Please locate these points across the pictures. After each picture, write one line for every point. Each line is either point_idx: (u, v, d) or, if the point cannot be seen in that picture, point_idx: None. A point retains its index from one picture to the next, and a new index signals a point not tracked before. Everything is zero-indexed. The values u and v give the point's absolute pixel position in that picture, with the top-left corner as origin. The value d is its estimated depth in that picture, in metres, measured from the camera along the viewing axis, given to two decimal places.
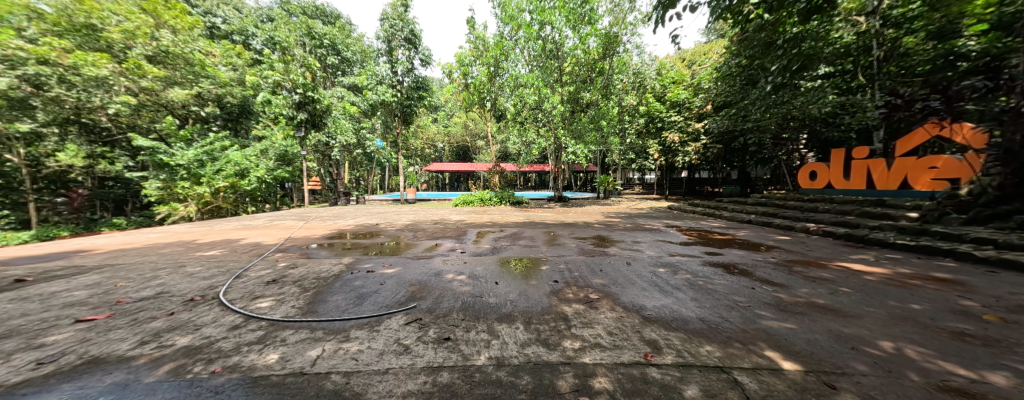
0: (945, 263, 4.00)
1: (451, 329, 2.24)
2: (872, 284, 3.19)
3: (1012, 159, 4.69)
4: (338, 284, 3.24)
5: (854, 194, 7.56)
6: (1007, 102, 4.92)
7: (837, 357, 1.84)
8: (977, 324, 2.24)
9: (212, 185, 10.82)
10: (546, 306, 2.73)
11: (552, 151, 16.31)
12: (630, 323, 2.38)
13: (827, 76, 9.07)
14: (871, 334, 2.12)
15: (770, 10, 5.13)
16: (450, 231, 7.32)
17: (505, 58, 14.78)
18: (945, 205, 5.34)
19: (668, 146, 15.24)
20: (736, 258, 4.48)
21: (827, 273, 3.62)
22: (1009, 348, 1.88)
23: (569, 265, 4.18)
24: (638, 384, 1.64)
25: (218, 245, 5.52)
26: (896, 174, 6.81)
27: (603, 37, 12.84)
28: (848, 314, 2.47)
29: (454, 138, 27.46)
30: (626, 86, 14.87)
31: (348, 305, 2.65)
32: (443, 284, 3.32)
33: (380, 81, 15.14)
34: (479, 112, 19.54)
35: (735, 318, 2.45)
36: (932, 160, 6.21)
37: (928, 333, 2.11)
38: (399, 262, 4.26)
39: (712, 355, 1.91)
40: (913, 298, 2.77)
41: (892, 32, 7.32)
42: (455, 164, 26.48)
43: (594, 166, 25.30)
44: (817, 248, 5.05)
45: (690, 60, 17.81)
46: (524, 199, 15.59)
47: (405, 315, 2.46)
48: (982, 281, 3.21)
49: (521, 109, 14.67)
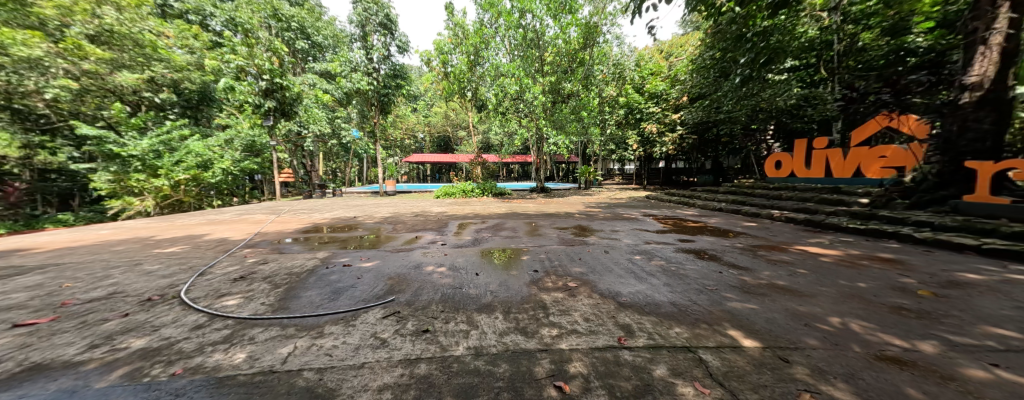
0: (890, 244, 4.38)
1: (429, 320, 2.24)
2: (826, 265, 3.45)
3: (949, 149, 5.20)
4: (312, 279, 3.14)
5: (815, 182, 8.03)
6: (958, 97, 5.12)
7: (791, 333, 1.98)
8: (912, 299, 2.47)
9: (171, 177, 10.13)
10: (525, 294, 2.78)
11: (533, 142, 16.23)
12: (606, 309, 2.46)
13: (792, 69, 9.45)
14: (823, 311, 2.29)
15: (740, 4, 5.36)
16: (432, 222, 7.24)
17: (484, 46, 14.44)
18: (892, 191, 5.70)
19: (646, 137, 15.77)
20: (707, 244, 4.71)
21: (787, 256, 3.88)
22: (938, 320, 2.10)
23: (549, 254, 4.25)
24: (611, 367, 1.70)
25: (179, 241, 5.21)
26: (850, 163, 7.24)
27: (582, 27, 12.95)
28: (803, 293, 2.66)
29: (435, 127, 26.90)
30: (606, 77, 15.11)
31: (323, 300, 2.58)
32: (423, 276, 3.29)
33: (354, 68, 14.59)
34: (460, 102, 19.14)
35: (704, 300, 2.59)
36: (882, 149, 6.67)
37: (872, 308, 2.32)
38: (377, 256, 4.18)
39: (681, 336, 2.01)
40: (861, 277, 3.02)
41: (851, 28, 7.80)
42: (437, 155, 25.94)
43: (575, 156, 25.51)
44: (779, 233, 5.38)
45: (668, 51, 18.24)
46: (506, 190, 15.61)
47: (383, 308, 2.44)
48: (920, 260, 3.54)
49: (502, 99, 14.24)
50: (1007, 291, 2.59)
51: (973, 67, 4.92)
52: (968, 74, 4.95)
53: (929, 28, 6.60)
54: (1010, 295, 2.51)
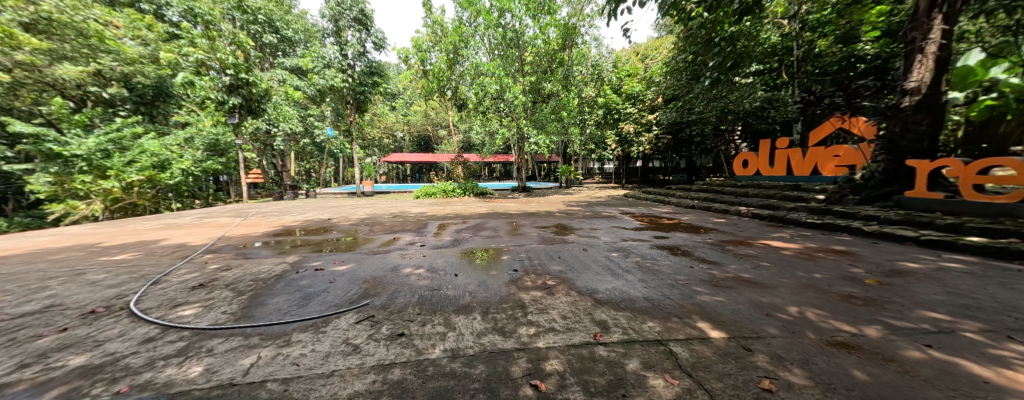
0: (843, 237, 4.72)
1: (405, 323, 2.19)
2: (787, 258, 3.67)
3: (892, 148, 5.65)
4: (280, 285, 3.00)
5: (779, 180, 8.53)
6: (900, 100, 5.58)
7: (754, 323, 2.09)
8: (861, 287, 2.68)
9: (122, 178, 9.35)
10: (504, 294, 2.77)
11: (514, 142, 16.25)
12: (583, 306, 2.50)
13: (757, 72, 9.99)
14: (782, 301, 2.44)
15: (708, 9, 5.64)
16: (411, 223, 7.10)
17: (464, 45, 14.31)
18: (844, 188, 6.12)
19: (624, 137, 16.12)
20: (680, 241, 4.89)
21: (752, 250, 4.10)
22: (882, 306, 2.28)
23: (529, 253, 4.27)
24: (586, 363, 1.72)
25: (131, 248, 4.83)
26: (809, 162, 7.75)
27: (561, 28, 13.09)
28: (766, 285, 2.82)
29: (415, 127, 26.37)
30: (585, 77, 15.37)
31: (292, 306, 2.46)
32: (400, 279, 3.22)
33: (327, 64, 14.06)
34: (440, 100, 18.88)
35: (676, 295, 2.69)
36: (836, 149, 7.17)
37: (826, 297, 2.49)
38: (352, 259, 4.04)
39: (653, 330, 2.08)
40: (817, 268, 3.23)
41: (809, 35, 8.24)
42: (416, 154, 25.46)
43: (556, 156, 25.77)
44: (746, 229, 5.66)
45: (643, 53, 18.77)
46: (488, 190, 15.54)
47: (357, 313, 2.36)
48: (869, 252, 3.84)
49: (483, 98, 14.19)
50: (940, 278, 2.85)
51: (912, 73, 5.37)
52: (908, 80, 5.40)
53: (875, 37, 7.24)
54: (942, 281, 2.77)
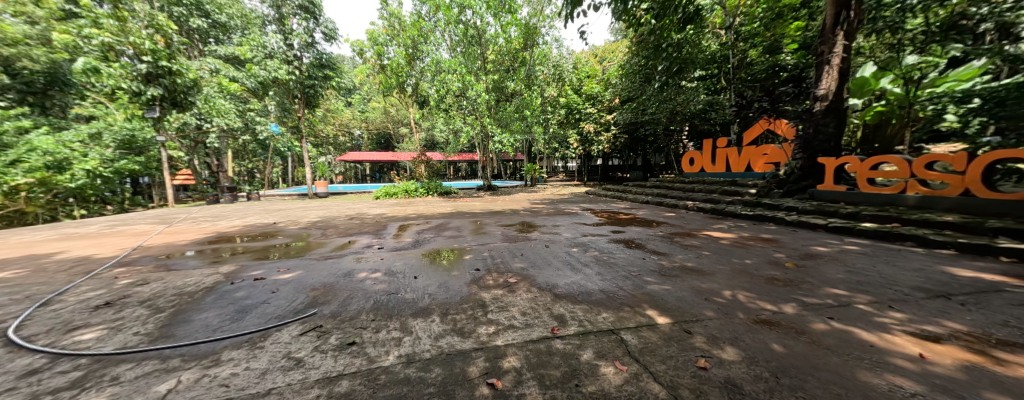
0: (771, 226, 5.30)
1: (356, 331, 2.07)
2: (725, 247, 4.04)
3: (807, 148, 6.45)
4: (210, 298, 2.68)
5: (720, 176, 9.35)
6: (813, 105, 6.38)
7: (695, 308, 2.27)
8: (783, 270, 3.03)
9: (5, 182, 7.84)
10: (465, 294, 2.73)
11: (478, 140, 16.08)
12: (542, 302, 2.54)
13: (701, 77, 10.88)
14: (719, 286, 2.68)
15: (656, 17, 6.08)
16: (368, 225, 6.75)
17: (424, 40, 13.92)
18: (770, 183, 6.88)
19: (585, 136, 16.68)
20: (635, 234, 5.17)
21: (696, 241, 4.46)
22: (798, 286, 2.60)
23: (492, 252, 4.25)
24: (542, 357, 1.76)
25: (14, 264, 4.03)
26: (743, 160, 8.62)
27: (522, 27, 13.21)
28: (706, 272, 3.08)
29: (373, 124, 25.08)
30: (547, 77, 15.68)
31: (223, 322, 2.22)
32: (353, 284, 3.03)
33: (269, 55, 12.88)
34: (400, 97, 18.17)
35: (628, 285, 2.84)
36: (764, 148, 8.06)
37: (755, 280, 2.77)
38: (299, 265, 3.74)
39: (607, 320, 2.17)
40: (749, 255, 3.60)
41: (742, 44, 9.14)
42: (376, 153, 24.25)
43: (521, 155, 26.00)
44: (692, 221, 6.14)
45: (601, 56, 19.55)
46: (452, 189, 15.25)
47: (302, 324, 2.18)
48: (791, 238, 4.35)
49: (445, 95, 13.93)
50: (844, 259, 3.31)
51: (822, 81, 6.18)
52: (819, 88, 6.21)
53: (794, 49, 8.22)
54: (844, 262, 3.22)
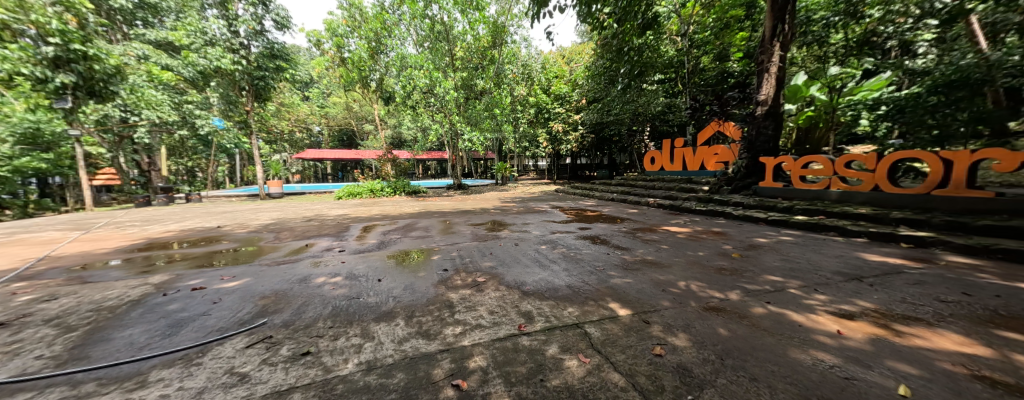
0: (722, 220, 5.74)
1: (311, 340, 1.94)
2: (681, 240, 4.31)
3: (751, 148, 7.04)
4: (137, 313, 2.39)
5: (677, 174, 9.95)
6: (755, 109, 6.97)
7: (653, 299, 2.40)
8: (730, 261, 3.29)
9: None
10: (432, 296, 2.66)
11: (448, 139, 15.78)
12: (510, 300, 2.56)
13: (660, 81, 11.48)
14: (675, 277, 2.85)
15: (618, 21, 6.31)
16: (329, 227, 6.37)
17: (388, 33, 13.41)
18: (720, 180, 7.43)
19: (554, 135, 16.97)
20: (600, 230, 5.36)
21: (656, 235, 4.71)
22: (743, 275, 2.84)
23: (461, 252, 4.19)
24: (509, 355, 1.76)
25: None
26: (698, 159, 9.24)
27: (491, 25, 13.14)
28: (664, 265, 3.27)
29: (334, 120, 23.70)
30: (516, 76, 15.72)
31: (152, 338, 1.98)
32: (309, 291, 2.84)
33: (211, 42, 11.70)
34: (364, 92, 17.32)
35: (593, 280, 2.94)
36: (716, 148, 8.69)
37: (706, 271, 3.00)
38: (247, 272, 3.44)
39: (572, 315, 2.23)
40: (702, 248, 3.86)
41: (697, 51, 9.77)
42: (337, 151, 22.95)
43: (491, 153, 25.91)
44: (653, 217, 6.48)
45: (569, 57, 19.98)
46: (421, 188, 14.83)
47: (248, 336, 2.00)
48: (737, 231, 4.74)
49: (411, 92, 13.53)
50: (781, 249, 3.66)
51: (762, 88, 6.77)
52: (760, 94, 6.81)
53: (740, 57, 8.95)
54: (782, 252, 3.57)
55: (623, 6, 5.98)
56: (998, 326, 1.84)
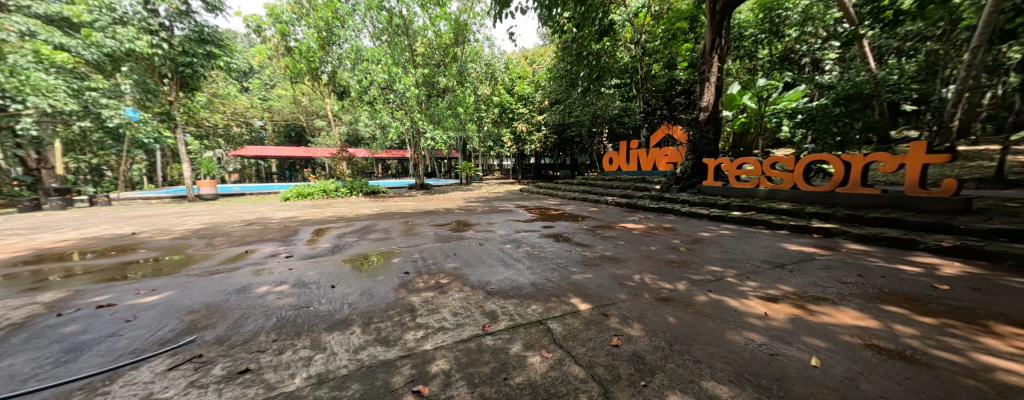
0: (672, 216, 6.18)
1: (251, 356, 1.76)
2: (637, 236, 4.57)
3: (695, 150, 7.66)
4: (22, 338, 2.00)
5: (633, 174, 10.53)
6: (699, 114, 7.60)
7: (611, 292, 2.52)
8: (680, 254, 3.56)
9: None
10: (391, 300, 2.55)
11: (409, 137, 15.22)
12: (474, 300, 2.53)
13: (617, 86, 12.04)
14: (631, 271, 3.02)
15: (578, 26, 6.54)
16: (275, 231, 5.84)
17: (340, 23, 12.63)
18: (670, 180, 7.99)
19: (518, 135, 17.10)
20: (563, 228, 5.51)
21: (614, 232, 4.95)
22: (690, 266, 3.08)
23: (423, 253, 4.06)
24: (472, 356, 1.74)
25: None
26: (650, 160, 9.88)
27: (452, 22, 12.88)
28: (622, 260, 3.44)
29: (280, 115, 21.77)
30: (480, 75, 15.60)
31: (41, 368, 1.66)
32: (249, 302, 2.57)
33: (119, 20, 10.18)
34: (315, 85, 16.12)
35: (556, 277, 3.01)
36: (666, 150, 9.35)
37: (658, 264, 3.20)
38: (173, 284, 3.03)
39: (536, 312, 2.26)
40: (656, 242, 4.13)
41: (650, 59, 10.45)
42: (285, 148, 21.10)
43: (455, 152, 25.43)
44: (611, 215, 6.80)
45: (531, 58, 20.31)
46: (380, 188, 14.15)
47: (171, 356, 1.76)
48: (685, 226, 5.14)
49: (368, 87, 12.88)
50: (722, 243, 4.03)
51: (705, 95, 7.39)
52: (702, 101, 7.43)
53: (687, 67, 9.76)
54: (723, 244, 3.93)
55: (582, 12, 6.21)
56: (885, 302, 2.19)
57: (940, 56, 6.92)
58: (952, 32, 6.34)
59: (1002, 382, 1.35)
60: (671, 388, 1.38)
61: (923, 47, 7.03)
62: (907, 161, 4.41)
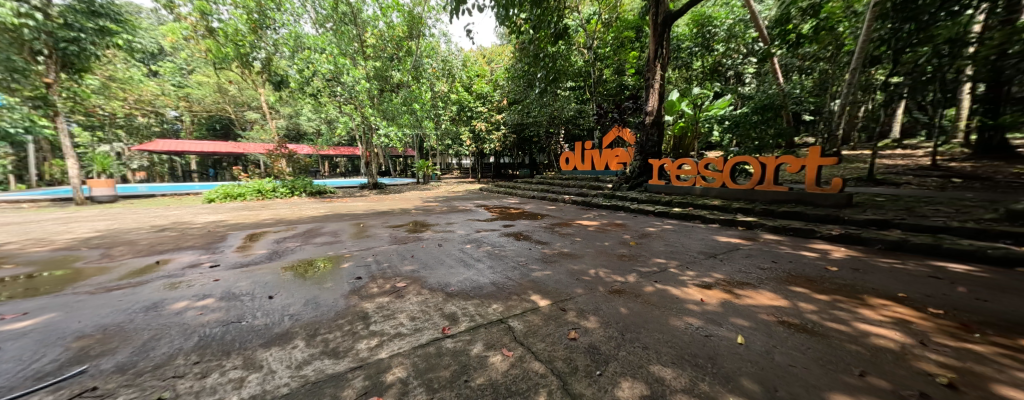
0: (624, 213, 6.54)
1: (164, 384, 1.51)
2: (592, 233, 4.76)
3: (642, 151, 8.19)
4: None
5: (588, 173, 10.95)
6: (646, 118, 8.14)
7: (569, 287, 2.59)
8: (632, 248, 3.77)
9: None
10: (341, 309, 2.36)
11: (360, 133, 14.32)
12: (433, 303, 2.44)
13: (573, 88, 12.46)
14: (588, 266, 3.13)
15: (534, 28, 6.63)
16: (199, 237, 5.12)
17: (276, 6, 11.56)
18: (620, 179, 8.46)
19: (477, 134, 16.88)
20: (523, 227, 5.54)
21: (572, 229, 5.10)
22: (641, 260, 3.27)
23: (377, 257, 3.82)
24: (432, 361, 1.67)
25: None
26: (603, 160, 10.37)
27: (405, 14, 12.32)
28: (579, 256, 3.55)
29: (203, 106, 19.20)
30: (436, 72, 15.15)
31: None
32: (162, 320, 2.21)
33: None
34: (247, 74, 14.43)
35: (516, 275, 3.01)
36: (617, 151, 9.89)
37: (612, 258, 3.36)
38: (58, 304, 2.51)
39: (497, 311, 2.24)
40: (610, 238, 4.33)
41: (601, 64, 11.00)
42: (211, 143, 18.63)
43: (412, 150, 24.42)
44: (569, 213, 7.00)
45: (489, 57, 20.24)
46: (327, 187, 13.11)
47: (53, 393, 1.45)
48: (636, 222, 5.47)
49: (311, 77, 11.93)
50: (667, 237, 4.35)
51: (650, 101, 7.91)
52: (648, 106, 7.96)
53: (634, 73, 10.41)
54: (669, 238, 4.24)
55: (538, 15, 6.32)
56: (796, 284, 2.52)
57: (829, 74, 8.26)
58: (838, 55, 7.45)
59: (876, 344, 1.63)
60: (624, 375, 1.44)
61: (817, 66, 8.39)
62: (806, 164, 5.12)
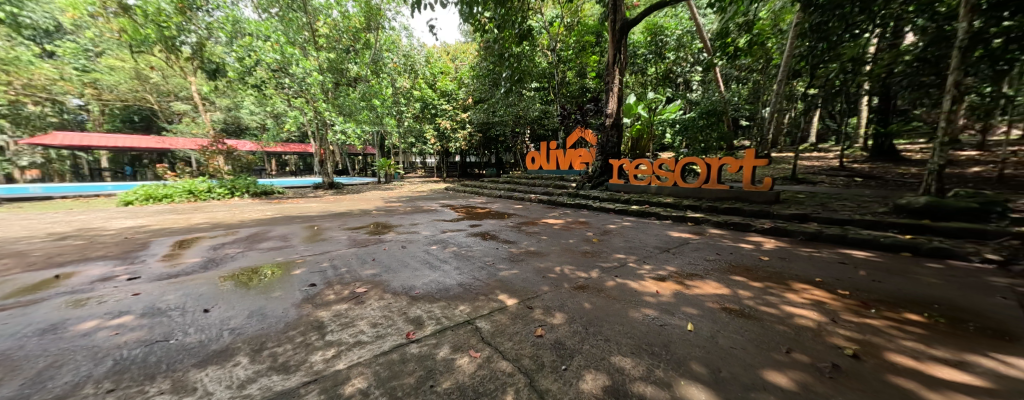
0: (587, 211, 6.75)
1: None
2: (558, 231, 4.85)
3: (603, 152, 8.51)
4: None
5: (553, 173, 11.16)
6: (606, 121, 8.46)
7: (536, 286, 2.60)
8: (595, 245, 3.89)
9: None
10: (291, 319, 2.17)
11: (313, 129, 13.36)
12: (396, 307, 2.33)
13: (537, 89, 12.63)
14: (554, 264, 3.17)
15: (499, 27, 6.61)
16: (116, 245, 4.45)
17: None
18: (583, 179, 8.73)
19: (442, 132, 16.49)
20: (489, 227, 5.50)
21: (538, 228, 5.16)
22: (604, 256, 3.39)
23: (335, 261, 3.58)
24: (395, 368, 1.59)
25: None
26: (567, 160, 10.64)
27: (362, 5, 11.70)
28: (545, 254, 3.59)
29: (121, 95, 16.76)
30: (398, 67, 14.56)
31: None
32: (64, 344, 1.88)
33: None
34: (177, 60, 12.83)
35: (483, 275, 2.98)
36: (580, 152, 10.21)
37: (577, 255, 3.44)
38: None
39: (464, 313, 2.19)
40: (575, 236, 4.43)
41: (563, 66, 11.29)
42: (130, 137, 16.34)
43: (372, 148, 23.25)
44: (535, 212, 7.08)
45: (453, 55, 19.91)
46: (275, 188, 12.07)
47: None
48: (598, 220, 5.66)
49: (253, 66, 10.94)
50: (627, 233, 4.55)
51: (611, 104, 8.24)
52: (608, 109, 8.29)
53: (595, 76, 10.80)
54: (629, 235, 4.44)
55: (502, 14, 6.31)
56: (740, 273, 2.76)
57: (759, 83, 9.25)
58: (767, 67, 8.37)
59: (802, 324, 1.82)
60: (587, 368, 1.48)
61: (751, 76, 9.35)
62: (744, 165, 5.65)
